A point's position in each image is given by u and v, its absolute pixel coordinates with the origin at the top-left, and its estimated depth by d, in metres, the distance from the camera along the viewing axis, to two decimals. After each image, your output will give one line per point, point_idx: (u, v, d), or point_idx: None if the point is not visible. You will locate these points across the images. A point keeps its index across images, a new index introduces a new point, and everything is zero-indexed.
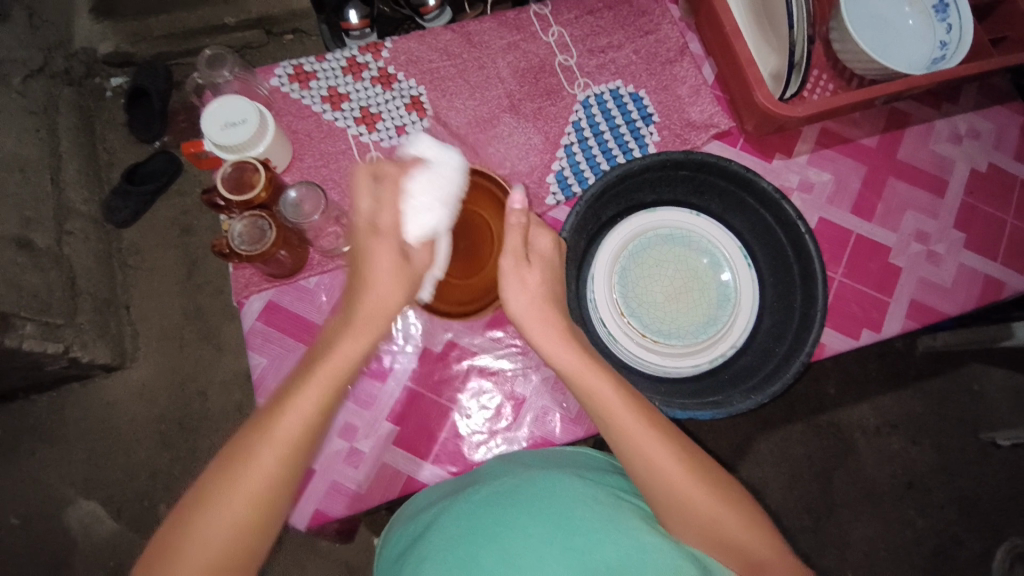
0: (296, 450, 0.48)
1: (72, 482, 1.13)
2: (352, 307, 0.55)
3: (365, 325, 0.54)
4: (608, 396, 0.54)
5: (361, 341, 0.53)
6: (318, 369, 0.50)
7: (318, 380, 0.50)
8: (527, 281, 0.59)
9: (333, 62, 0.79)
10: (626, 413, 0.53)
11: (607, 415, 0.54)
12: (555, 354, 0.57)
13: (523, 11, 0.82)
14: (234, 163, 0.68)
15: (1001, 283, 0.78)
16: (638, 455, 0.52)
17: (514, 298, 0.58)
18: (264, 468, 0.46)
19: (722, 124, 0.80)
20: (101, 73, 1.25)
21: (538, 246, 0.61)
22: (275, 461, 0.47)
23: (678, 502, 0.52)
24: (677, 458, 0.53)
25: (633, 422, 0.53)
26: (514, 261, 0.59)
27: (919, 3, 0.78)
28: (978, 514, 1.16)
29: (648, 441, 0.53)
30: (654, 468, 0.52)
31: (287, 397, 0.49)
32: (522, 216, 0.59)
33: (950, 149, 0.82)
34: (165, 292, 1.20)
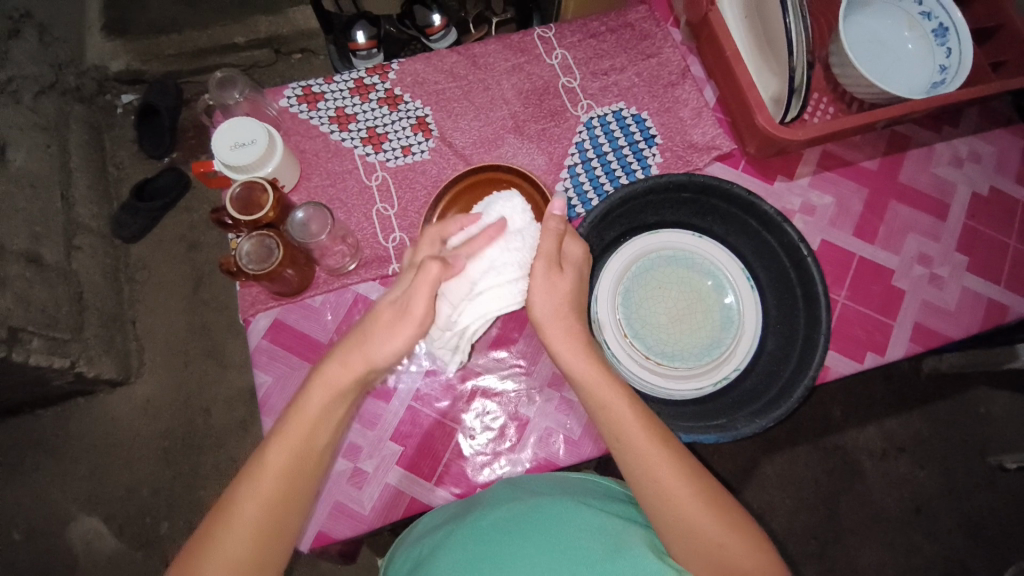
0: (276, 495, 0.49)
1: (74, 498, 1.12)
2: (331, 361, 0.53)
3: (343, 374, 0.52)
4: (624, 415, 0.53)
5: (332, 397, 0.52)
6: (290, 424, 0.51)
7: (291, 434, 0.50)
8: (557, 285, 0.57)
9: (341, 83, 0.80)
10: (640, 434, 0.52)
11: (617, 435, 0.53)
12: (575, 365, 0.56)
13: (527, 34, 0.84)
14: (243, 183, 0.68)
15: (1005, 306, 0.78)
16: (649, 477, 0.52)
17: (540, 300, 0.57)
18: (248, 515, 0.48)
19: (725, 146, 0.80)
20: (113, 90, 1.27)
21: (571, 253, 0.59)
22: (257, 507, 0.48)
23: (689, 530, 0.51)
24: (687, 483, 0.52)
25: (648, 443, 0.52)
26: (547, 266, 0.57)
27: (918, 27, 0.79)
28: (989, 541, 1.13)
29: (661, 464, 0.52)
30: (663, 492, 0.51)
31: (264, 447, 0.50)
32: (561, 222, 0.57)
33: (951, 172, 0.82)
34: (171, 308, 1.20)
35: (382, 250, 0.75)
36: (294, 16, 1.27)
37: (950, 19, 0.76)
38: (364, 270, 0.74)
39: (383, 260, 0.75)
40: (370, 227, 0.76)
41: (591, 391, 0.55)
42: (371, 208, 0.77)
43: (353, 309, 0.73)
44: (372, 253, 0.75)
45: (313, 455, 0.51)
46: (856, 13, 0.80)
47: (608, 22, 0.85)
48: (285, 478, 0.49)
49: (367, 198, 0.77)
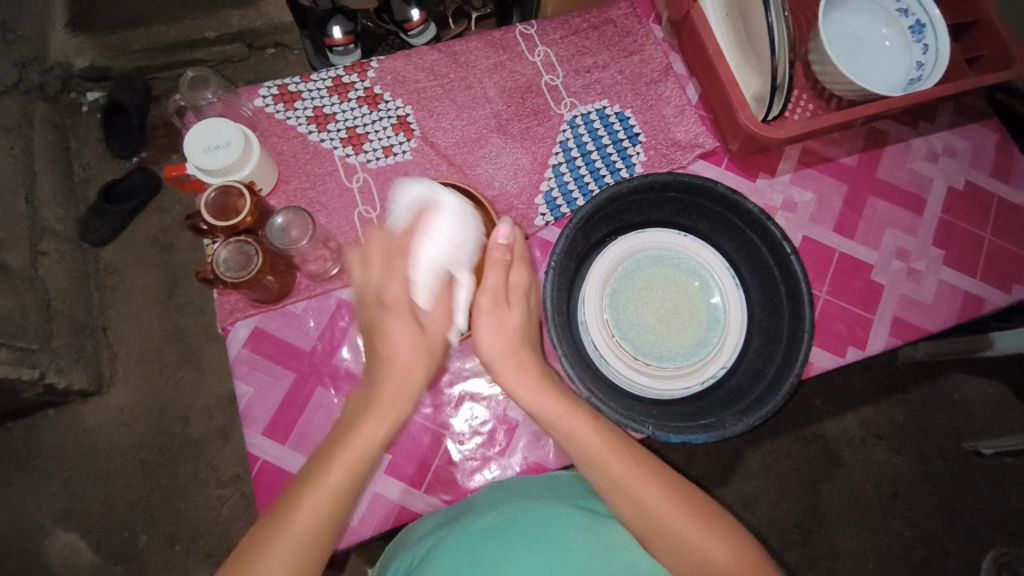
0: (332, 506, 0.52)
1: (49, 512, 1.09)
2: (375, 379, 0.56)
3: (392, 388, 0.55)
4: (599, 446, 0.54)
5: (388, 416, 0.55)
6: (348, 439, 0.54)
7: (348, 450, 0.53)
8: (507, 322, 0.57)
9: (318, 82, 0.78)
10: (615, 461, 0.54)
11: (594, 466, 0.55)
12: (538, 400, 0.56)
13: (508, 31, 0.82)
14: (217, 187, 0.65)
15: (981, 298, 0.80)
16: (632, 499, 0.53)
17: (490, 340, 0.56)
18: (304, 524, 0.51)
19: (708, 144, 0.80)
20: (77, 88, 1.22)
21: (517, 283, 0.57)
22: (315, 517, 0.51)
23: (679, 542, 0.52)
24: (667, 498, 0.53)
25: (624, 466, 0.54)
26: (492, 303, 0.56)
27: (895, 24, 0.80)
28: (964, 523, 1.17)
29: (639, 484, 0.54)
30: (644, 509, 0.53)
31: (321, 462, 0.53)
32: (505, 251, 0.56)
33: (927, 167, 0.84)
34: (144, 313, 1.17)
35: None
36: (266, 9, 1.23)
37: (926, 15, 0.77)
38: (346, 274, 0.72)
39: None
40: (353, 231, 0.75)
41: (549, 422, 0.56)
42: (352, 211, 0.75)
43: (336, 315, 0.72)
44: None
45: (364, 474, 0.54)
46: (834, 9, 0.80)
47: (590, 18, 0.84)
48: (337, 495, 0.52)
49: (349, 200, 0.75)
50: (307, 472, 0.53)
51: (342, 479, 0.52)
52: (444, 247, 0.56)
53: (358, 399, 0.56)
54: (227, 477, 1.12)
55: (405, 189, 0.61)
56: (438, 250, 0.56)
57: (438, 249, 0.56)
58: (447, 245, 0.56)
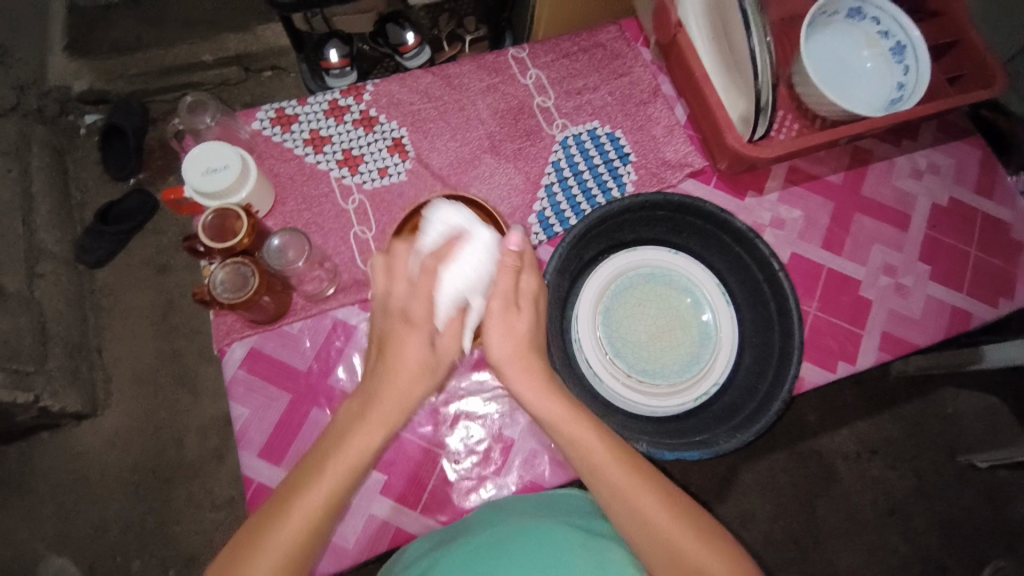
0: (309, 535, 0.48)
1: (42, 537, 1.08)
2: (365, 394, 0.52)
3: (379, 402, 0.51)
4: (603, 459, 0.52)
5: (377, 430, 0.50)
6: (330, 459, 0.49)
7: (329, 472, 0.48)
8: (516, 326, 0.55)
9: (315, 105, 0.80)
10: (621, 475, 0.52)
11: (599, 479, 0.52)
12: (546, 409, 0.54)
13: (501, 54, 0.84)
14: (216, 210, 0.67)
15: (968, 312, 0.81)
16: (636, 515, 0.51)
17: (496, 343, 0.54)
18: (275, 557, 0.46)
19: (697, 163, 0.82)
20: (75, 112, 1.23)
21: (527, 288, 0.56)
22: (288, 548, 0.47)
23: (683, 561, 0.50)
24: (671, 515, 0.52)
25: (627, 480, 0.52)
26: (502, 306, 0.54)
27: (876, 46, 0.82)
28: (961, 536, 1.17)
29: (644, 500, 0.52)
30: (646, 524, 0.51)
31: (297, 486, 0.48)
32: (517, 257, 0.55)
33: (912, 184, 0.85)
34: (139, 334, 1.17)
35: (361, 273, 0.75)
36: (264, 33, 1.25)
37: (906, 36, 0.79)
38: (342, 295, 0.73)
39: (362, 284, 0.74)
40: (348, 251, 0.76)
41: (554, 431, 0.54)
42: (348, 232, 0.76)
43: (332, 335, 0.72)
44: (350, 276, 0.75)
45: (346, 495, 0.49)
46: (816, 32, 0.83)
47: (580, 42, 0.86)
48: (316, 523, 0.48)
49: (345, 221, 0.76)
50: (280, 495, 0.49)
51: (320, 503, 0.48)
52: (471, 277, 0.56)
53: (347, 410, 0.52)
54: (222, 500, 1.11)
55: (438, 213, 0.61)
56: (462, 277, 0.56)
57: (469, 278, 0.56)
58: (472, 276, 0.56)
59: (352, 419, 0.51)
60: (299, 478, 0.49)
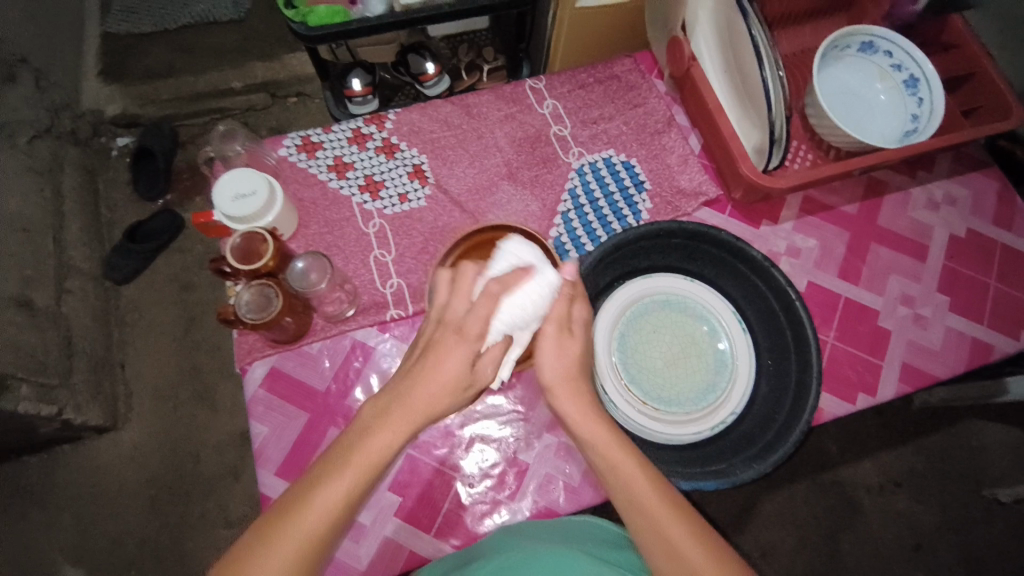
0: (318, 538, 0.44)
1: (59, 549, 1.09)
2: (392, 394, 0.48)
3: (402, 407, 0.47)
4: (643, 490, 0.50)
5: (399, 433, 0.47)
6: (349, 456, 0.46)
7: (348, 469, 0.45)
8: (567, 350, 0.55)
9: (339, 133, 0.82)
10: (661, 510, 0.49)
11: (636, 511, 0.49)
12: (588, 431, 0.53)
13: (519, 85, 0.87)
14: (244, 234, 0.69)
15: (989, 344, 0.80)
16: (672, 553, 0.48)
17: (547, 361, 0.54)
18: (283, 562, 0.43)
19: (711, 192, 0.83)
20: (108, 133, 1.28)
21: (580, 316, 0.57)
22: (297, 553, 0.43)
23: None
24: (708, 556, 0.47)
25: (666, 514, 0.49)
26: (557, 329, 0.55)
27: (889, 78, 0.83)
28: (987, 574, 1.13)
29: (681, 539, 0.48)
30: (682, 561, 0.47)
31: (311, 485, 0.45)
32: (571, 287, 0.58)
33: (928, 215, 0.86)
34: (160, 350, 1.19)
35: (380, 295, 0.76)
36: (290, 61, 1.30)
37: (920, 70, 0.79)
38: (361, 316, 0.75)
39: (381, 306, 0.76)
40: (368, 274, 0.77)
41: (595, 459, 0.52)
42: (368, 255, 0.78)
43: (350, 356, 0.74)
44: (369, 298, 0.76)
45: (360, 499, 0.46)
46: (829, 66, 0.84)
47: (596, 73, 0.89)
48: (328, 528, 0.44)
49: (365, 244, 0.78)
50: (291, 494, 0.45)
51: (337, 506, 0.44)
52: (525, 312, 0.55)
53: (367, 409, 0.48)
54: (236, 517, 1.12)
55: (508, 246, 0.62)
56: (516, 311, 0.54)
57: (521, 312, 0.54)
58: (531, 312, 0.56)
59: (372, 417, 0.47)
60: (321, 469, 0.45)
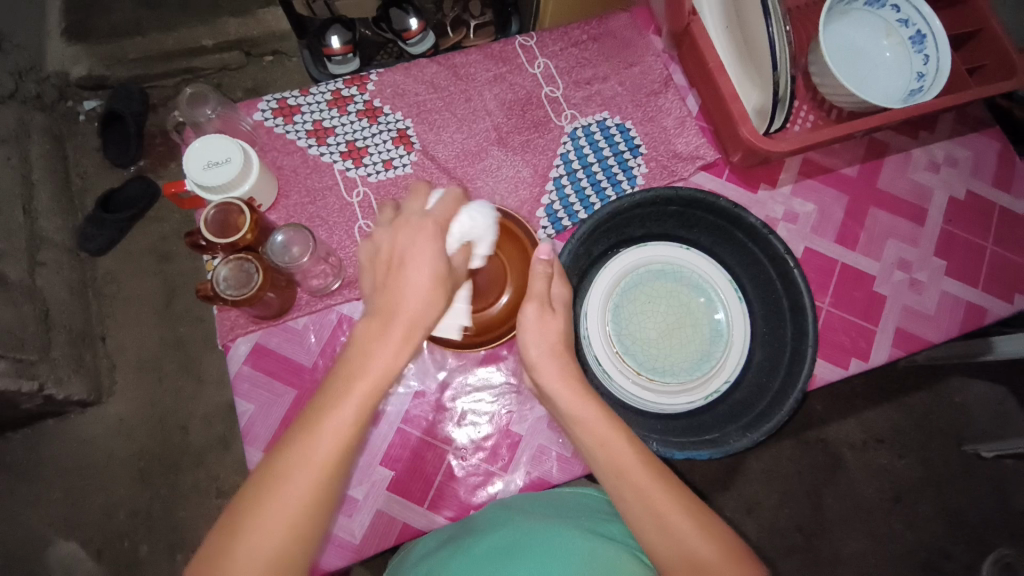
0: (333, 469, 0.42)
1: (50, 522, 1.08)
2: (381, 315, 0.47)
3: (388, 327, 0.47)
4: (620, 450, 0.50)
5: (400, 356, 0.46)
6: (350, 389, 0.44)
7: (350, 403, 0.43)
8: (549, 326, 0.57)
9: (318, 96, 0.78)
10: (641, 472, 0.49)
11: (615, 471, 0.49)
12: (576, 411, 0.53)
13: (508, 43, 0.82)
14: (218, 205, 0.65)
15: (983, 308, 0.79)
16: (650, 510, 0.47)
17: (531, 341, 0.57)
18: (299, 493, 0.41)
19: (709, 156, 0.80)
20: (74, 97, 1.21)
21: (560, 295, 0.60)
22: (317, 479, 0.41)
23: (693, 564, 0.45)
24: (687, 514, 0.47)
25: (657, 490, 0.48)
26: (538, 310, 0.57)
27: (895, 35, 0.79)
28: (968, 527, 1.16)
29: (660, 496, 0.48)
30: (672, 534, 0.46)
31: (320, 410, 0.43)
32: (548, 265, 0.59)
33: (928, 177, 0.83)
34: (142, 323, 1.16)
35: None
36: (265, 17, 1.22)
37: (928, 26, 0.76)
38: (347, 289, 0.72)
39: None
40: (353, 245, 0.74)
41: (576, 427, 0.53)
42: (353, 226, 0.75)
43: (337, 330, 0.71)
44: (355, 271, 0.74)
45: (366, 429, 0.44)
46: (833, 21, 0.81)
47: (590, 30, 0.84)
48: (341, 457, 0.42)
49: (349, 215, 0.75)
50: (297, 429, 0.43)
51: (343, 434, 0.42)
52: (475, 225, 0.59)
53: (355, 339, 0.47)
54: (227, 488, 1.11)
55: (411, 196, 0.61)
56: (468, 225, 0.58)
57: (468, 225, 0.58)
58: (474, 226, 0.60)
59: (365, 348, 0.46)
60: (328, 394, 0.44)
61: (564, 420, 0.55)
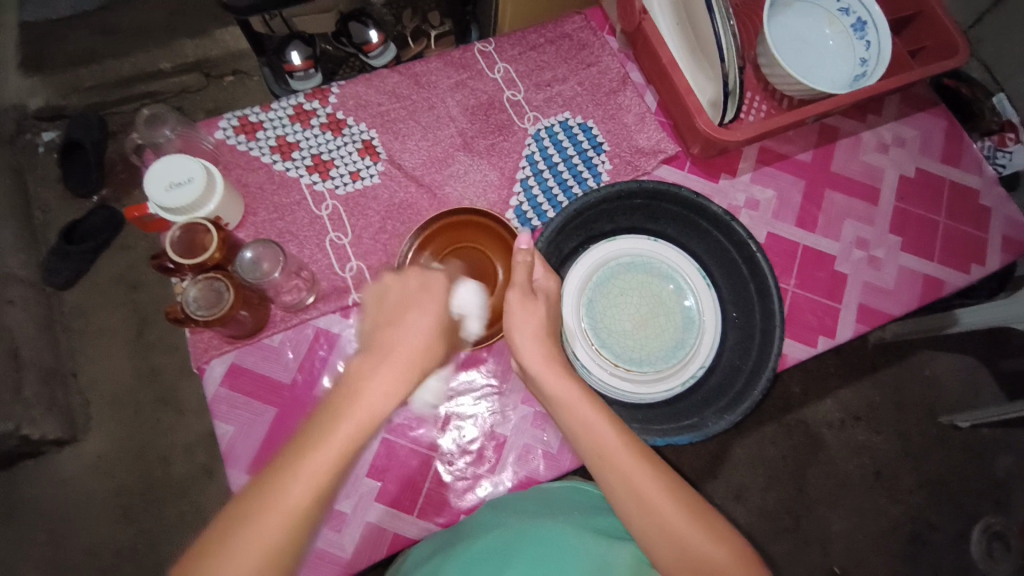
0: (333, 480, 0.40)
1: (30, 568, 1.05)
2: (384, 347, 0.47)
3: (395, 357, 0.46)
4: (604, 434, 0.50)
5: (404, 378, 0.46)
6: (349, 408, 0.42)
7: (347, 424, 0.42)
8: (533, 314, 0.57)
9: (279, 111, 0.78)
10: (622, 452, 0.49)
11: (598, 456, 0.50)
12: (561, 391, 0.53)
13: (467, 50, 0.83)
14: (183, 225, 0.65)
15: (941, 280, 0.83)
16: (631, 488, 0.48)
17: (515, 326, 0.56)
18: (297, 502, 0.39)
19: (670, 149, 0.82)
20: (32, 129, 1.18)
21: (542, 284, 0.60)
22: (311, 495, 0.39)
23: (676, 540, 0.47)
24: (665, 490, 0.48)
25: (638, 467, 0.49)
26: (521, 295, 0.57)
27: (837, 23, 0.83)
28: (946, 494, 1.21)
29: (642, 478, 0.49)
30: (653, 512, 0.48)
31: (316, 434, 0.41)
32: (528, 254, 0.58)
33: (879, 158, 0.87)
34: (114, 354, 1.14)
35: (340, 280, 0.74)
36: (222, 37, 1.21)
37: (867, 13, 0.80)
38: (322, 303, 0.72)
39: (342, 291, 0.73)
40: (325, 258, 0.74)
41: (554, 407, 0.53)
42: (324, 239, 0.75)
43: (315, 344, 0.71)
44: (329, 285, 0.74)
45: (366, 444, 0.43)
46: (779, 12, 0.83)
47: (546, 34, 0.86)
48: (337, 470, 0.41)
49: (319, 228, 0.75)
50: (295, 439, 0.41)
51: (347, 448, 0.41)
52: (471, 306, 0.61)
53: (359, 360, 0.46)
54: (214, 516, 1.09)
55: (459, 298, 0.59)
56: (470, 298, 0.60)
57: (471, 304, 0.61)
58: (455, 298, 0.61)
59: (371, 368, 0.45)
60: (325, 414, 0.42)
61: (546, 402, 0.55)
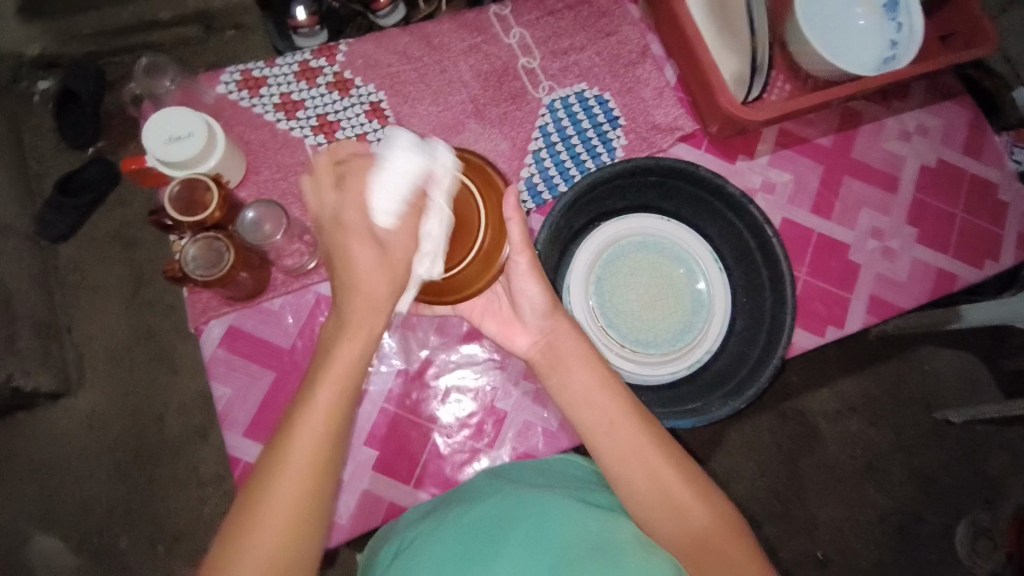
0: (312, 477, 0.43)
1: (25, 519, 1.06)
2: (339, 314, 0.47)
3: (355, 322, 0.46)
4: (587, 381, 0.55)
5: (363, 343, 0.46)
6: (323, 381, 0.45)
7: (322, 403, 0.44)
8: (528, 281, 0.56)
9: (284, 67, 0.75)
10: (606, 398, 0.54)
11: (583, 402, 0.55)
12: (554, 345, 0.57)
13: (483, 11, 0.80)
14: (183, 182, 0.63)
15: (953, 275, 0.82)
16: (610, 427, 0.53)
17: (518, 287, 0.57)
18: (291, 475, 0.43)
19: (687, 127, 0.80)
20: (29, 77, 1.14)
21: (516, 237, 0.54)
22: (304, 467, 0.43)
23: (655, 478, 0.51)
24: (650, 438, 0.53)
25: (620, 411, 0.53)
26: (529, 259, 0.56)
27: (869, 3, 0.80)
28: (935, 488, 1.21)
29: (623, 420, 0.53)
30: (636, 453, 0.52)
31: (297, 413, 0.44)
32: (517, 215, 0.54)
33: (900, 146, 0.85)
34: (109, 313, 1.12)
35: None
36: None
37: None
38: (324, 269, 0.71)
39: None
40: None
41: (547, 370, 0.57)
42: None
43: (315, 310, 0.70)
44: None
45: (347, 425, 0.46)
46: None
47: None
48: (332, 432, 0.44)
49: None
50: (273, 441, 0.44)
51: (315, 442, 0.44)
52: (394, 174, 0.49)
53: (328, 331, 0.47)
54: (208, 478, 1.09)
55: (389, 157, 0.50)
56: (393, 176, 0.49)
57: (392, 176, 0.49)
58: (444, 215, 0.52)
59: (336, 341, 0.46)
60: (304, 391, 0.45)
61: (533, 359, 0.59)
